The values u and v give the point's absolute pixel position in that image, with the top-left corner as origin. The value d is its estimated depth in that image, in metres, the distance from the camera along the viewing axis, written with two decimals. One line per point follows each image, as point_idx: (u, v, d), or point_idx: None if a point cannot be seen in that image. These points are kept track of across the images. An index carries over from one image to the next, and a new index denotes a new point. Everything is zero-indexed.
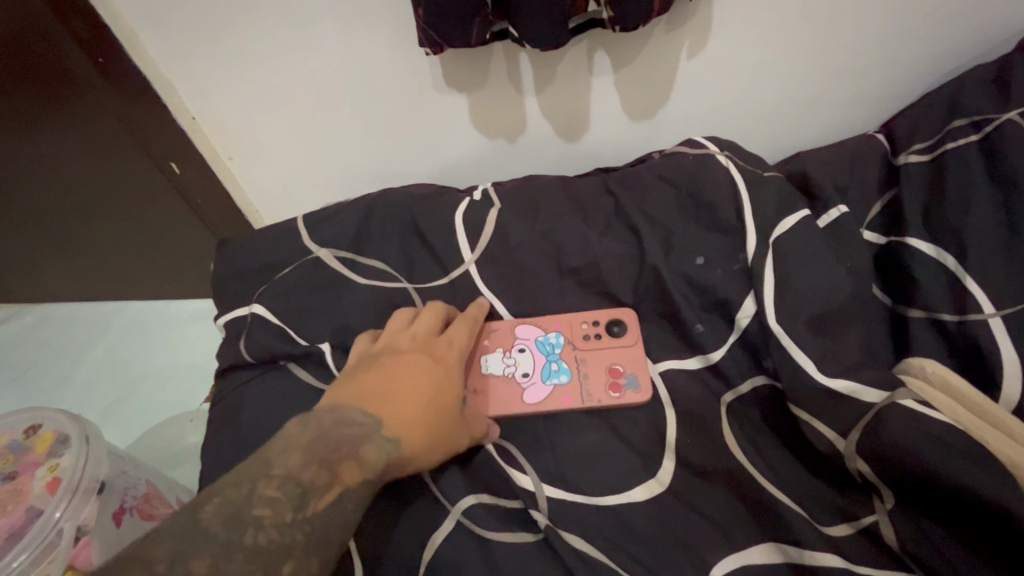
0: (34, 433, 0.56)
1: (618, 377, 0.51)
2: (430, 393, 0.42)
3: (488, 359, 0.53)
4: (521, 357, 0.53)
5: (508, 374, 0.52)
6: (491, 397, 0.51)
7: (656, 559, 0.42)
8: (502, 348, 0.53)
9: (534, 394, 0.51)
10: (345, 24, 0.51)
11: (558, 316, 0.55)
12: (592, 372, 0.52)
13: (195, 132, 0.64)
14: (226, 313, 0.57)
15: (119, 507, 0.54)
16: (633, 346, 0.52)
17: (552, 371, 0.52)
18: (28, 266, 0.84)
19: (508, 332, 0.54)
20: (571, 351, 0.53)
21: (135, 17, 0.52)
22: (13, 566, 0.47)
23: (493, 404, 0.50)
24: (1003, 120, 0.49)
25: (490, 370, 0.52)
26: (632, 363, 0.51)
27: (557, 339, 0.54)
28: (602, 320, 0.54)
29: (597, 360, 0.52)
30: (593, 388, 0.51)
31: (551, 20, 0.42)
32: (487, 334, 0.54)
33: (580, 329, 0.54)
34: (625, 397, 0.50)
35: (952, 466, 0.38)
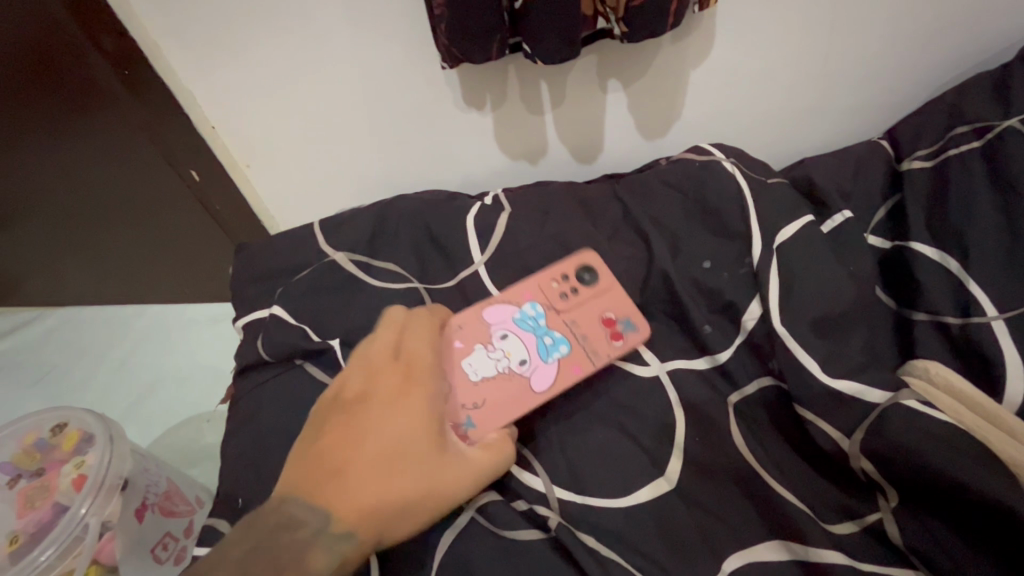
0: (60, 431, 0.58)
1: (614, 327, 0.51)
2: (392, 447, 0.42)
3: (472, 361, 0.50)
4: (509, 346, 0.51)
5: (503, 369, 0.50)
6: (500, 397, 0.49)
7: (667, 555, 0.43)
8: (482, 344, 0.51)
9: (544, 377, 0.49)
10: (364, 35, 0.53)
11: (524, 286, 0.54)
12: (584, 327, 0.52)
13: (214, 141, 0.65)
14: (245, 316, 0.58)
15: (141, 503, 0.56)
16: (615, 287, 0.53)
17: (549, 348, 0.51)
18: (48, 271, 0.86)
19: (479, 325, 0.52)
20: (556, 317, 0.52)
21: (161, 31, 0.54)
22: (40, 561, 0.49)
23: (505, 406, 0.48)
24: (1003, 127, 0.50)
25: (482, 374, 0.50)
26: (621, 307, 0.52)
27: (535, 309, 0.53)
28: (569, 275, 0.54)
29: (586, 316, 0.52)
30: (592, 339, 0.51)
31: (564, 35, 0.44)
32: (457, 335, 0.51)
33: (553, 291, 0.53)
34: (631, 340, 0.51)
35: (954, 465, 0.39)
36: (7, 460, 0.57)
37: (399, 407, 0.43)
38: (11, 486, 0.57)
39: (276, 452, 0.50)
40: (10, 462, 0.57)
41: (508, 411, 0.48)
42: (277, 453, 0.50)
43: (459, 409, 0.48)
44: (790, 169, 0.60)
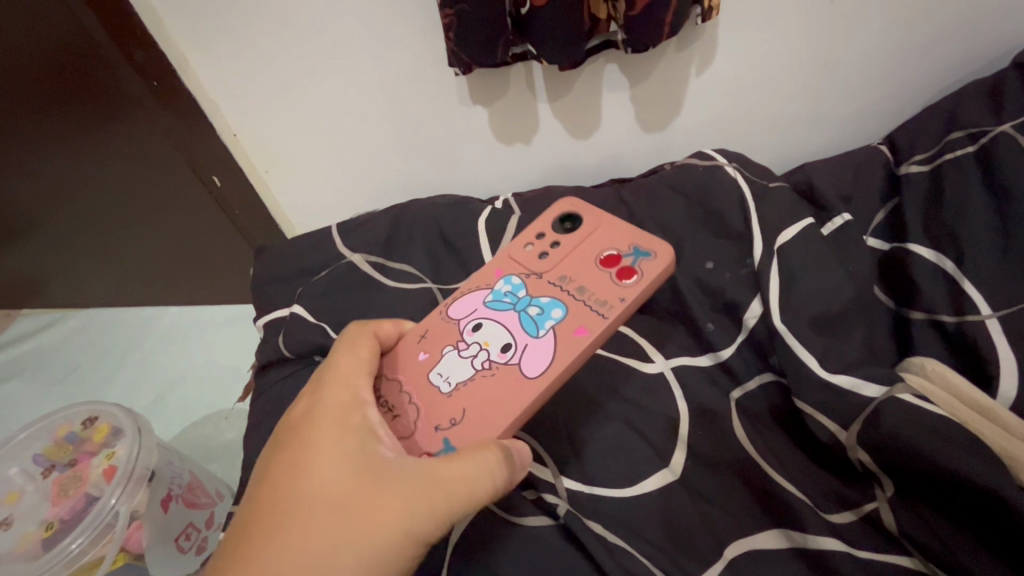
0: (91, 425, 0.63)
1: (617, 265, 0.45)
2: (322, 499, 0.34)
3: (442, 369, 0.44)
4: (486, 335, 0.45)
5: (485, 365, 0.43)
6: (485, 402, 0.41)
7: (672, 544, 0.45)
8: (452, 345, 0.45)
9: (540, 353, 0.42)
10: (381, 46, 0.55)
11: (494, 266, 0.49)
12: (578, 278, 0.46)
13: (236, 148, 0.68)
14: (266, 315, 0.61)
15: (166, 494, 0.60)
16: (603, 227, 0.48)
17: (539, 318, 0.44)
18: (72, 273, 0.90)
19: (443, 327, 0.46)
20: (540, 282, 0.46)
21: (189, 44, 0.57)
22: (73, 548, 0.53)
23: (491, 414, 0.41)
24: (996, 133, 0.52)
25: (459, 378, 0.43)
26: (620, 242, 0.47)
27: (511, 283, 0.47)
28: (545, 233, 0.49)
29: (577, 267, 0.46)
30: (591, 286, 0.45)
31: (566, 42, 0.46)
32: (417, 345, 0.45)
33: (531, 255, 0.48)
34: (647, 271, 0.44)
35: (945, 453, 0.41)
36: (42, 454, 0.62)
37: (322, 450, 0.36)
38: (46, 476, 0.61)
39: None
40: (45, 455, 0.62)
41: (497, 421, 0.40)
42: None
43: (434, 433, 0.41)
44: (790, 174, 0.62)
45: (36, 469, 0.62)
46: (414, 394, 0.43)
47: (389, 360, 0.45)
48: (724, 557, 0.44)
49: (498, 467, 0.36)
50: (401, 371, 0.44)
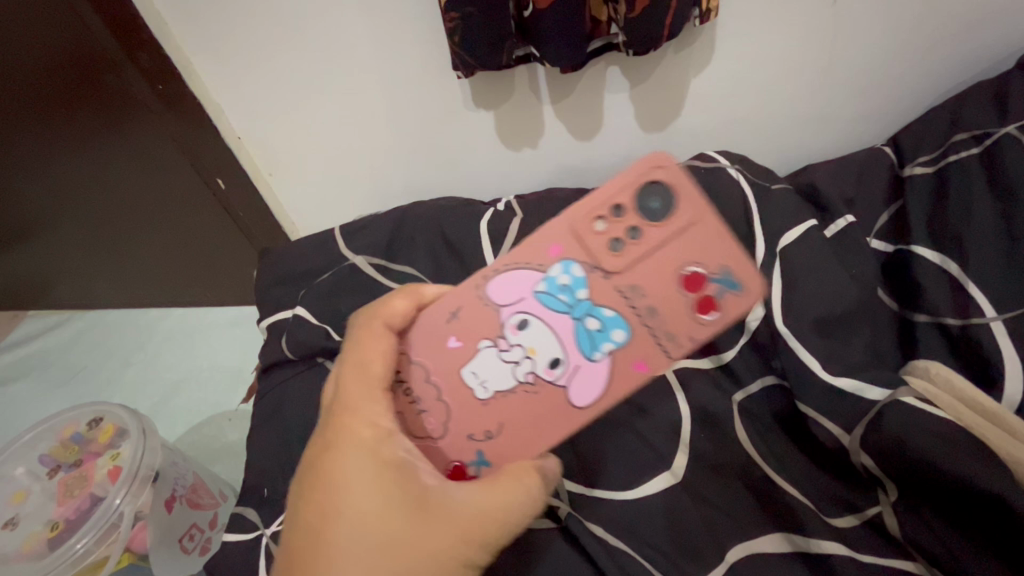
0: (96, 426, 0.64)
1: (700, 292, 0.35)
2: (373, 543, 0.33)
3: (477, 367, 0.38)
4: (532, 340, 0.38)
5: (527, 381, 0.38)
6: (522, 422, 0.38)
7: (673, 547, 0.45)
8: (492, 339, 0.38)
9: (590, 385, 0.37)
10: (383, 48, 0.56)
11: (549, 237, 0.38)
12: (652, 295, 0.36)
13: (241, 150, 0.69)
14: (270, 317, 0.61)
15: (170, 495, 0.61)
16: (700, 224, 0.35)
17: (598, 337, 0.37)
18: (79, 274, 0.90)
19: (483, 312, 0.39)
20: (604, 281, 0.37)
21: (194, 48, 0.58)
22: (77, 548, 0.54)
23: (529, 436, 0.38)
24: (1001, 135, 0.51)
25: (498, 389, 0.38)
26: (710, 255, 0.35)
27: (571, 273, 0.37)
28: (624, 208, 0.36)
29: (653, 276, 0.36)
30: (664, 311, 0.36)
31: (568, 44, 0.46)
32: (451, 329, 0.39)
33: (600, 239, 0.37)
34: (729, 313, 0.35)
35: (950, 458, 0.41)
36: (48, 454, 0.63)
37: (360, 491, 0.34)
38: (52, 477, 0.62)
39: (300, 446, 0.53)
40: (50, 456, 0.63)
41: (530, 445, 0.38)
42: (301, 447, 0.53)
43: (467, 441, 0.38)
44: (794, 175, 0.61)
45: (42, 470, 0.62)
46: (446, 391, 0.39)
47: (417, 340, 0.40)
48: (726, 560, 0.44)
49: (543, 490, 0.36)
50: (432, 358, 0.39)
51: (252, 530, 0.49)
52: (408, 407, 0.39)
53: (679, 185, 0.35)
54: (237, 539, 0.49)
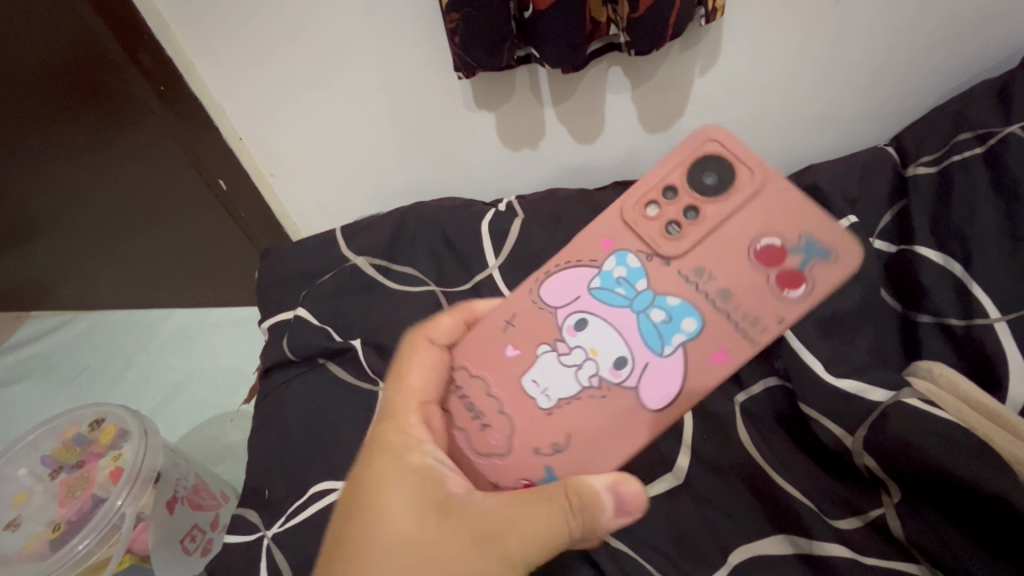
0: (98, 427, 0.64)
1: (782, 265, 0.35)
2: (399, 552, 0.34)
3: (538, 375, 0.38)
4: (592, 340, 0.38)
5: (593, 383, 0.38)
6: (594, 428, 0.37)
7: (676, 549, 0.45)
8: (553, 344, 0.39)
9: (664, 381, 0.36)
10: (384, 50, 0.55)
11: (602, 234, 0.39)
12: (722, 276, 0.36)
13: (242, 151, 0.69)
14: (271, 318, 0.62)
15: (172, 496, 0.61)
16: (766, 190, 0.36)
17: (664, 329, 0.37)
18: (81, 275, 0.90)
19: (540, 319, 0.39)
20: (667, 270, 0.38)
21: (195, 50, 0.58)
22: (80, 549, 0.54)
23: (604, 444, 0.37)
24: (1005, 134, 0.51)
25: (563, 394, 0.38)
26: (785, 226, 0.35)
27: (627, 266, 0.39)
28: (680, 190, 0.37)
29: (721, 255, 0.37)
30: (740, 292, 0.36)
31: (570, 45, 0.46)
32: (507, 337, 0.39)
33: (655, 225, 0.38)
34: (819, 284, 0.34)
35: (954, 459, 0.40)
36: (49, 455, 0.63)
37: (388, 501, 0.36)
38: (54, 478, 0.62)
39: (302, 447, 0.53)
40: (52, 456, 0.63)
41: (608, 456, 0.37)
42: (303, 448, 0.53)
43: (534, 458, 0.37)
44: (796, 175, 0.61)
45: (44, 471, 0.63)
46: (509, 403, 0.38)
47: (473, 353, 0.40)
48: (728, 562, 0.44)
49: (575, 510, 0.34)
50: (490, 369, 0.39)
51: (253, 532, 0.50)
52: (471, 424, 0.39)
53: (735, 156, 0.36)
54: (238, 541, 0.49)
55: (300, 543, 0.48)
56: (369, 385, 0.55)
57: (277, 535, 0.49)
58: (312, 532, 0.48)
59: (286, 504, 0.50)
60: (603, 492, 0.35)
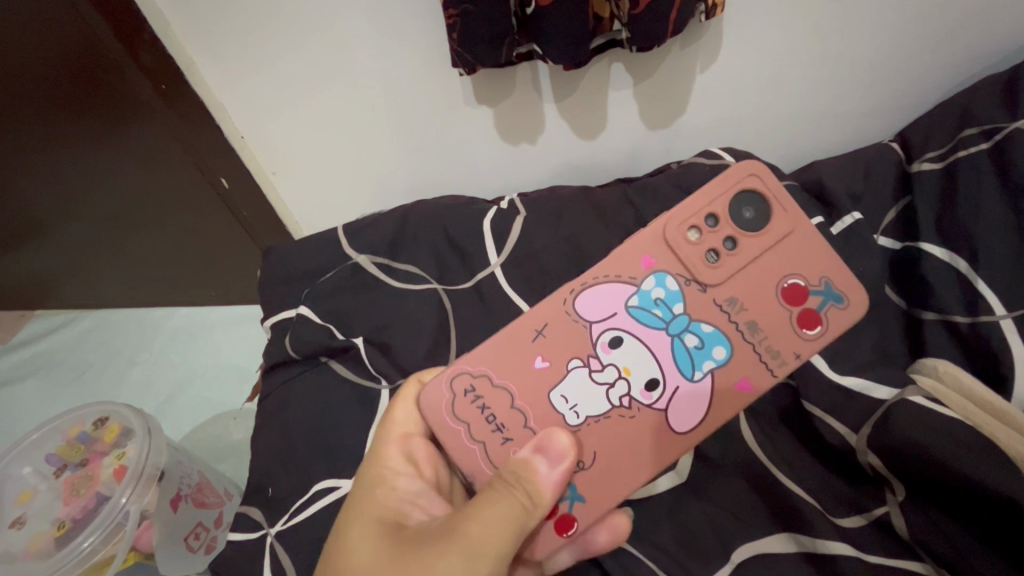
0: (101, 425, 0.64)
1: (803, 305, 0.39)
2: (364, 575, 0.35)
3: (567, 391, 0.41)
4: (625, 359, 0.41)
5: (622, 404, 0.40)
6: (620, 447, 0.40)
7: (680, 548, 0.45)
8: (582, 358, 0.41)
9: (692, 405, 0.40)
10: (385, 46, 0.55)
11: (646, 254, 0.41)
12: (752, 307, 0.40)
13: (243, 149, 0.69)
14: (273, 316, 0.62)
15: (176, 494, 0.62)
16: (797, 234, 0.40)
17: (697, 354, 0.40)
18: (83, 273, 0.91)
19: (570, 334, 0.41)
20: (702, 297, 0.40)
21: (197, 48, 0.58)
22: (84, 547, 0.55)
23: (629, 464, 0.40)
24: (1011, 130, 0.50)
25: (593, 411, 0.40)
26: (809, 269, 0.40)
27: (666, 289, 0.41)
28: (721, 220, 0.40)
29: (752, 291, 0.40)
30: (766, 325, 0.39)
31: (571, 41, 0.46)
32: (536, 348, 0.41)
33: (696, 249, 0.40)
34: (833, 324, 0.39)
35: (959, 458, 0.40)
36: (54, 453, 0.63)
37: (352, 551, 0.37)
38: (58, 476, 0.62)
39: (304, 445, 0.53)
40: (56, 455, 0.63)
41: (633, 474, 0.39)
42: (305, 446, 0.53)
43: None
44: (800, 172, 0.61)
45: (48, 469, 0.63)
46: (536, 414, 0.41)
47: (502, 363, 0.41)
48: (732, 561, 0.44)
49: (517, 486, 0.36)
50: (519, 380, 0.41)
51: (256, 530, 0.50)
52: (492, 436, 0.41)
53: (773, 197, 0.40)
54: (241, 539, 0.49)
55: (303, 541, 0.48)
56: (372, 383, 0.55)
57: (280, 533, 0.49)
58: (315, 529, 0.48)
59: (289, 502, 0.50)
60: (531, 458, 0.38)
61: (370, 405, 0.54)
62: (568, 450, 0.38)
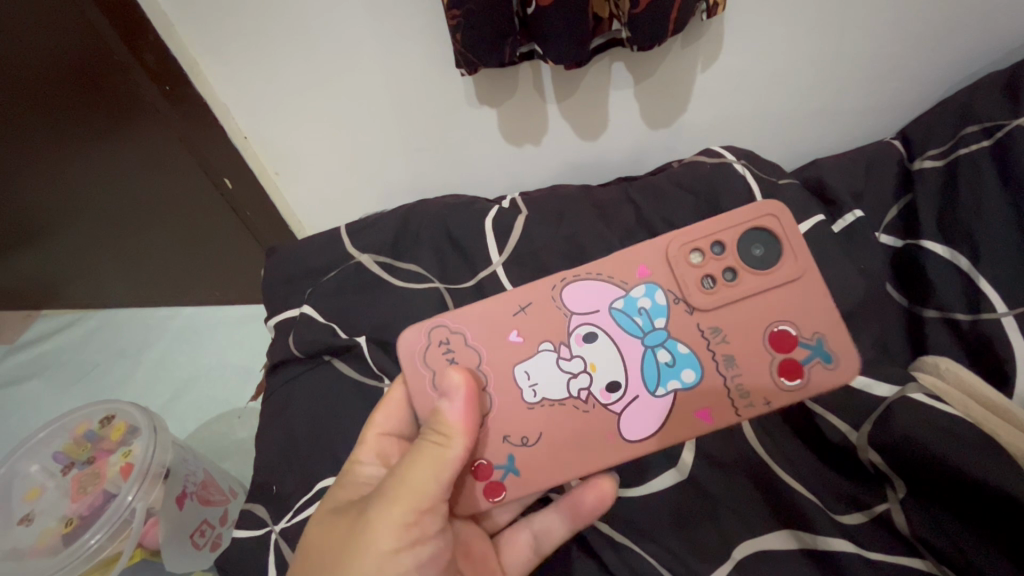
0: (108, 423, 0.65)
1: (790, 353, 0.39)
2: (328, 530, 0.38)
3: (531, 369, 0.41)
4: (595, 356, 0.41)
5: (576, 397, 0.40)
6: (567, 437, 0.40)
7: (682, 546, 0.45)
8: (555, 344, 0.41)
9: (645, 417, 0.40)
10: (387, 47, 0.56)
11: (643, 259, 0.41)
12: (734, 340, 0.40)
13: (248, 151, 0.70)
14: (276, 315, 0.62)
15: (181, 491, 0.62)
16: (801, 283, 0.39)
17: (665, 371, 0.40)
18: (90, 273, 0.92)
19: (552, 317, 0.41)
20: (686, 318, 0.40)
21: (201, 49, 0.59)
22: (92, 544, 0.55)
23: (573, 458, 0.39)
24: (1013, 127, 0.50)
25: (548, 396, 0.40)
26: (807, 321, 0.39)
27: (653, 300, 0.41)
28: (728, 248, 0.40)
29: (737, 325, 0.40)
30: (743, 362, 0.39)
31: (572, 41, 0.46)
32: (516, 324, 0.41)
33: (694, 271, 0.40)
34: (815, 379, 0.39)
35: (958, 455, 0.40)
36: (61, 451, 0.64)
37: (323, 515, 0.40)
38: (65, 474, 0.63)
39: (308, 442, 0.53)
40: (63, 453, 0.64)
41: (574, 467, 0.39)
42: (309, 443, 0.53)
43: (501, 445, 0.40)
44: (802, 170, 0.62)
45: (56, 467, 0.63)
46: (497, 387, 0.41)
47: (482, 333, 0.41)
48: (733, 558, 0.44)
49: (427, 428, 0.38)
50: (493, 352, 0.41)
51: (260, 527, 0.50)
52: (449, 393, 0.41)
53: (787, 241, 0.39)
54: (247, 536, 0.50)
55: None
56: (374, 381, 0.56)
57: (284, 530, 0.49)
58: None
59: (293, 499, 0.51)
60: (439, 403, 0.38)
61: (373, 403, 0.55)
62: (462, 384, 0.38)
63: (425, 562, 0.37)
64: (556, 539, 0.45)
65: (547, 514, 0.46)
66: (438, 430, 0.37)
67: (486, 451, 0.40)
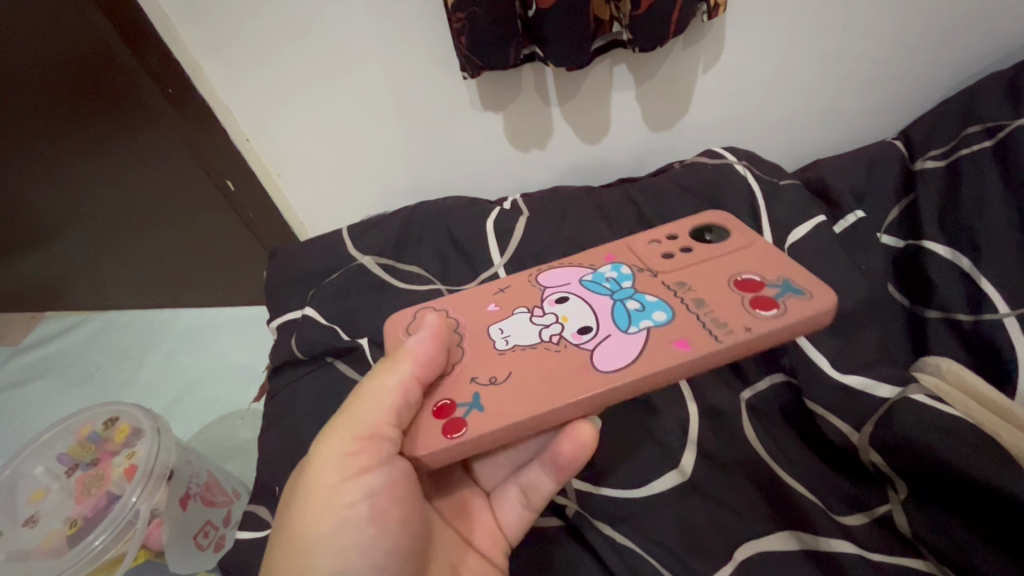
0: (112, 425, 0.65)
1: (759, 292, 0.38)
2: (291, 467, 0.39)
3: (505, 326, 0.41)
4: (567, 310, 0.41)
5: (547, 341, 0.39)
6: (533, 370, 0.37)
7: (683, 546, 0.45)
8: (528, 306, 0.42)
9: (619, 351, 0.37)
10: (388, 47, 0.56)
11: (609, 251, 0.45)
12: (701, 289, 0.40)
13: (251, 154, 0.68)
14: (277, 318, 0.62)
15: (185, 492, 0.63)
16: (751, 250, 0.42)
17: (636, 314, 0.39)
18: (94, 275, 0.92)
19: (528, 290, 0.43)
20: (653, 279, 0.41)
21: (203, 51, 0.58)
22: (96, 545, 0.55)
23: (540, 391, 0.36)
24: (1015, 127, 0.50)
25: (519, 342, 0.39)
26: (768, 271, 0.40)
27: (619, 271, 0.43)
28: (682, 236, 0.44)
29: (701, 278, 0.40)
30: (713, 303, 0.38)
31: (573, 44, 0.46)
32: (491, 295, 0.43)
33: (655, 251, 0.43)
34: (792, 310, 0.37)
35: (960, 456, 0.40)
36: (65, 453, 0.65)
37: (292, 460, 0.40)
38: (70, 475, 0.63)
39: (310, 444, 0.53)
40: (68, 454, 0.65)
41: (540, 397, 0.36)
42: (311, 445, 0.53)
43: (466, 384, 0.37)
44: (803, 170, 0.61)
45: (61, 468, 0.64)
46: (467, 339, 0.40)
47: (457, 303, 0.43)
48: (734, 560, 0.43)
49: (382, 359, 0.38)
50: (466, 315, 0.42)
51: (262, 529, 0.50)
52: None
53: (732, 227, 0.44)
54: (250, 537, 0.50)
55: None
56: None
57: None
58: None
59: None
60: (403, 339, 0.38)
61: None
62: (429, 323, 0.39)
63: (377, 490, 0.35)
64: (542, 494, 0.44)
65: (534, 470, 0.44)
66: (393, 356, 0.37)
67: (449, 391, 0.37)
